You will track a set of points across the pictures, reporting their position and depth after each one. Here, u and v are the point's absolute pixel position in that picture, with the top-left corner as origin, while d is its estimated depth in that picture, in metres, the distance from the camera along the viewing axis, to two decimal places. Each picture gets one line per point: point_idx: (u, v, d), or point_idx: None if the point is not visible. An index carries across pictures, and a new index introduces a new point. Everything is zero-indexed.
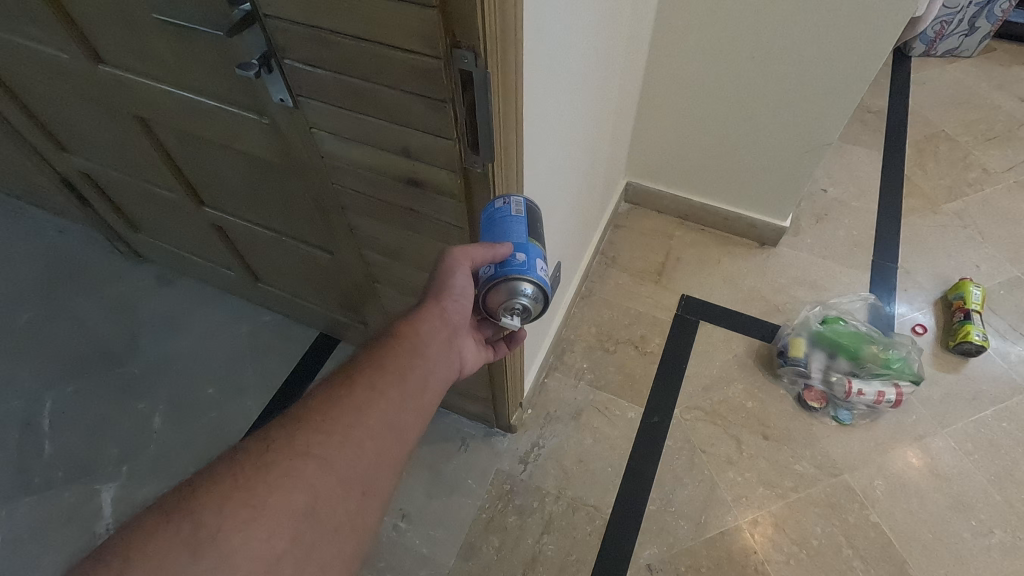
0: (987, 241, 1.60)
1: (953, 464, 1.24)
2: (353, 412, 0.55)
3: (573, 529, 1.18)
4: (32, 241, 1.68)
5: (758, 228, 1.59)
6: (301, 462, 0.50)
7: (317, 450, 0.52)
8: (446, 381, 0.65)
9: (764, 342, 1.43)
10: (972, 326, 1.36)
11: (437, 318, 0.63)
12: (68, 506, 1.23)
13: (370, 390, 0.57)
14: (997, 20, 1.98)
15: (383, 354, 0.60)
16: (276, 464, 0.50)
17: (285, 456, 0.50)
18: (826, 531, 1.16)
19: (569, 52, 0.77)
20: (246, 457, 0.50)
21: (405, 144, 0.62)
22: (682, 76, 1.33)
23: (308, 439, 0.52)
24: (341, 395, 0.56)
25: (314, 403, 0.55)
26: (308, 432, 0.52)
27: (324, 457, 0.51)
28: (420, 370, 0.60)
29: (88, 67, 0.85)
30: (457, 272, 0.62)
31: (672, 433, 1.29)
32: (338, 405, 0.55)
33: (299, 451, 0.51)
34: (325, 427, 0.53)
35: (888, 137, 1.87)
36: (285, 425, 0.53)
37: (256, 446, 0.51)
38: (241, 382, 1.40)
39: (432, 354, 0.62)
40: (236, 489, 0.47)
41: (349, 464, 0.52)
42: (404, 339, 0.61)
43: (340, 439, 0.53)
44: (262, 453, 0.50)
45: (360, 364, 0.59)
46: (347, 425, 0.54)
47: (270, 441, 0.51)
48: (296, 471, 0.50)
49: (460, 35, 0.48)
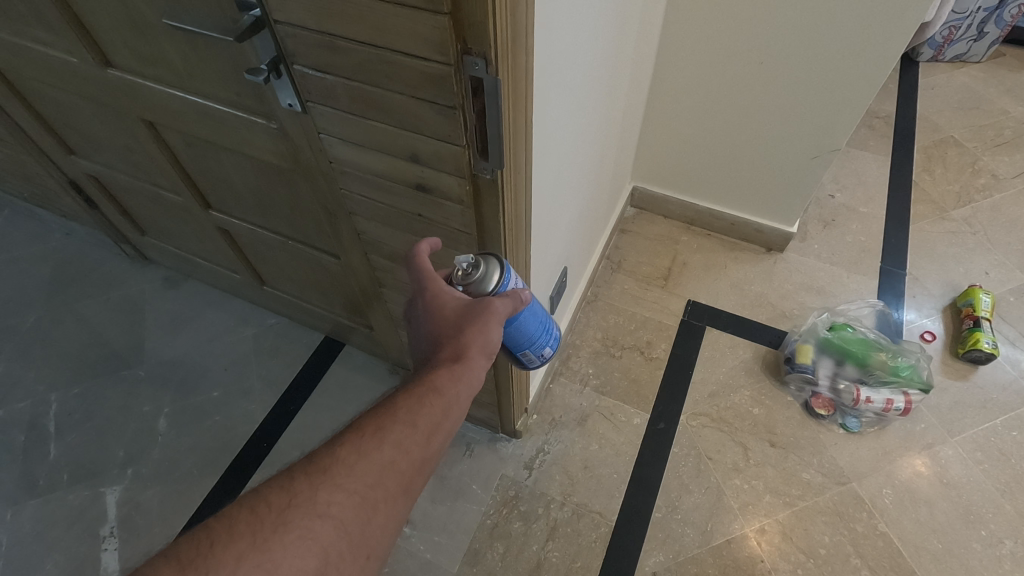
0: (996, 248, 1.59)
1: (963, 473, 1.22)
2: (379, 470, 0.52)
3: (578, 536, 1.17)
4: (39, 243, 1.69)
5: (766, 233, 1.58)
6: (319, 522, 0.47)
7: (336, 510, 0.49)
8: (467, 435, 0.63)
9: (771, 348, 1.42)
10: (981, 333, 1.35)
11: (475, 374, 0.60)
12: (73, 508, 1.23)
13: (397, 447, 0.54)
14: (1007, 26, 1.97)
15: (417, 409, 0.56)
16: (296, 523, 0.47)
17: (305, 515, 0.47)
18: (834, 540, 1.15)
19: (577, 55, 0.77)
20: (265, 511, 0.47)
21: (413, 149, 0.62)
22: (691, 79, 1.32)
23: (329, 497, 0.49)
24: (370, 449, 0.52)
25: (341, 454, 0.52)
26: (330, 488, 0.49)
27: (341, 520, 0.48)
28: (447, 431, 0.57)
29: (98, 72, 0.86)
30: (490, 331, 0.61)
31: (678, 439, 1.29)
32: (365, 460, 0.52)
33: (318, 510, 0.48)
34: (349, 484, 0.50)
35: (896, 143, 1.86)
36: (308, 474, 0.50)
37: (277, 497, 0.48)
38: (246, 385, 1.40)
39: (460, 413, 0.59)
40: (254, 549, 0.44)
41: (363, 525, 0.50)
42: (441, 395, 0.57)
43: (360, 499, 0.50)
44: (283, 508, 0.47)
45: (392, 415, 0.55)
46: (369, 483, 0.51)
47: (292, 494, 0.48)
48: (314, 532, 0.47)
49: (471, 42, 0.48)
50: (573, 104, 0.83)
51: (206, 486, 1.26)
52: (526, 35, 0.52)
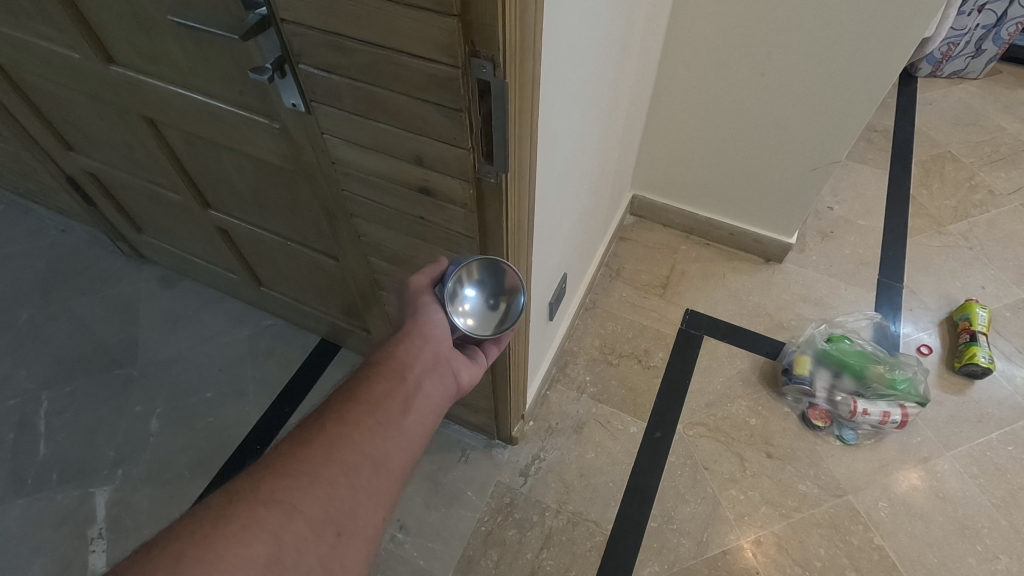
0: (993, 263, 1.59)
1: (958, 487, 1.22)
2: (323, 449, 0.54)
3: (573, 545, 1.16)
4: (33, 241, 1.67)
5: (764, 244, 1.58)
6: (264, 509, 0.49)
7: (283, 494, 0.51)
8: (439, 397, 0.65)
9: (769, 359, 1.42)
10: (978, 347, 1.36)
11: (414, 343, 0.64)
12: (61, 508, 1.22)
13: (342, 424, 0.57)
14: (1004, 43, 1.99)
15: (358, 387, 0.61)
16: (237, 515, 0.48)
17: (246, 506, 0.49)
18: (830, 552, 1.14)
19: (581, 61, 0.77)
20: (204, 512, 0.48)
21: (418, 152, 0.61)
22: (692, 88, 1.32)
23: (273, 485, 0.51)
24: (311, 434, 0.56)
25: (283, 446, 0.55)
26: (273, 478, 0.51)
27: (288, 502, 0.50)
28: (400, 396, 0.61)
29: (99, 68, 0.85)
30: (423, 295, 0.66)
31: (674, 449, 1.28)
32: (307, 446, 0.54)
33: (262, 498, 0.50)
34: (294, 469, 0.52)
35: (893, 156, 1.87)
36: (250, 472, 0.52)
37: (217, 498, 0.50)
38: (241, 385, 1.39)
39: (412, 380, 0.63)
40: (194, 547, 0.45)
41: (316, 504, 0.51)
42: (382, 367, 0.62)
43: (309, 479, 0.52)
44: (223, 505, 0.49)
45: (334, 400, 0.60)
46: (317, 463, 0.53)
47: (232, 492, 0.50)
48: (259, 520, 0.48)
49: (479, 44, 0.48)
50: (577, 107, 0.83)
51: (197, 488, 1.24)
52: (535, 38, 0.52)
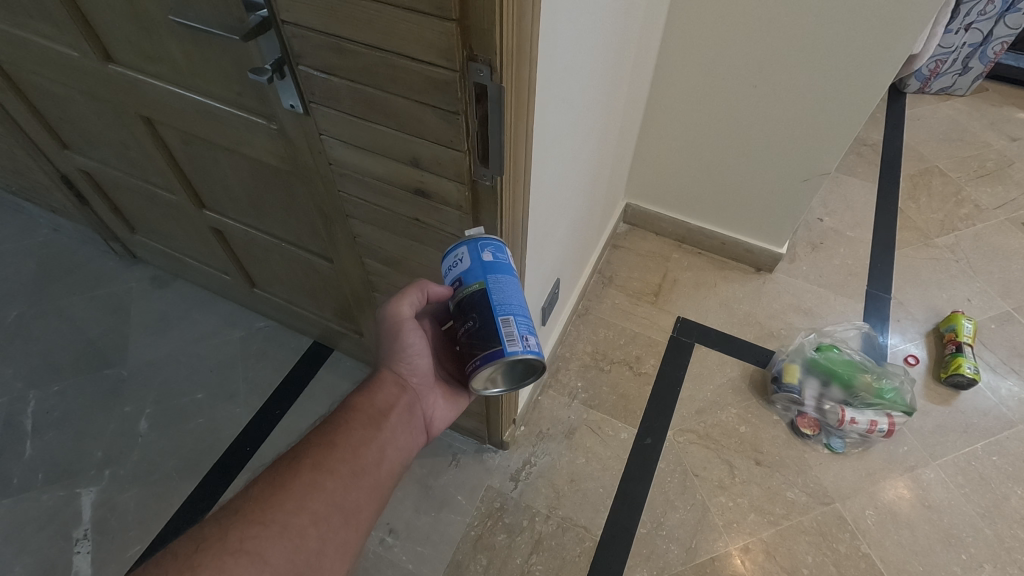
0: (978, 276, 1.62)
1: (944, 496, 1.23)
2: (295, 497, 0.57)
3: (562, 550, 1.16)
4: (24, 239, 1.66)
5: (755, 254, 1.60)
6: (231, 559, 0.50)
7: (251, 545, 0.52)
8: (409, 446, 0.69)
9: (759, 367, 1.43)
10: (963, 358, 1.38)
11: (387, 390, 0.70)
12: (46, 508, 1.20)
13: (316, 471, 0.59)
14: (990, 62, 2.04)
15: (335, 431, 0.64)
16: (205, 566, 0.49)
17: (214, 556, 0.50)
18: (817, 560, 1.15)
19: (577, 68, 0.78)
20: (171, 561, 0.49)
21: (414, 153, 0.62)
22: (686, 100, 1.34)
23: (242, 534, 0.52)
24: (284, 480, 0.57)
25: (255, 492, 0.57)
26: (243, 526, 0.53)
27: (256, 552, 0.52)
28: (373, 445, 0.64)
29: (97, 66, 0.86)
30: (408, 332, 0.69)
31: (665, 455, 1.29)
32: (279, 493, 0.56)
33: (230, 548, 0.51)
34: (263, 518, 0.54)
35: (882, 170, 1.90)
36: (220, 519, 0.54)
37: (184, 547, 0.51)
38: (232, 387, 1.39)
39: (388, 429, 0.67)
40: None
41: (283, 555, 0.53)
42: (357, 414, 0.67)
43: (278, 529, 0.54)
44: (190, 553, 0.50)
45: (309, 444, 0.62)
46: (287, 512, 0.55)
47: (200, 540, 0.51)
48: (225, 570, 0.50)
49: (477, 49, 0.49)
50: (572, 113, 0.84)
51: (185, 489, 1.23)
52: (532, 43, 0.53)
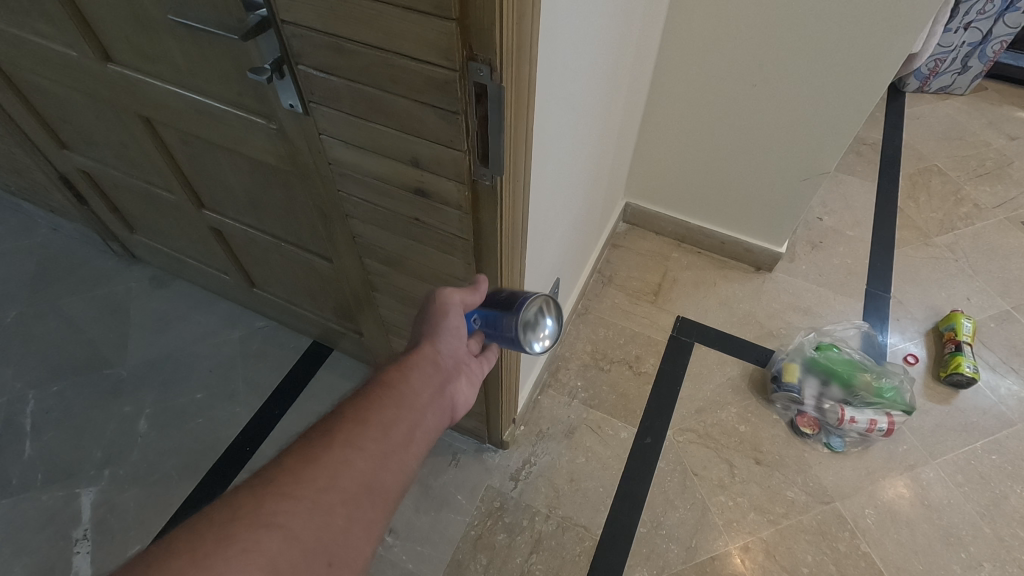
0: (978, 275, 1.62)
1: (943, 495, 1.24)
2: (329, 471, 0.53)
3: (562, 550, 1.16)
4: (23, 239, 1.66)
5: (755, 253, 1.60)
6: (264, 532, 0.47)
7: (285, 517, 0.48)
8: (436, 430, 0.66)
9: (758, 366, 1.43)
10: (963, 357, 1.38)
11: (421, 369, 0.66)
12: (46, 508, 1.20)
13: (350, 446, 0.56)
14: (989, 61, 2.04)
15: (370, 405, 0.60)
16: (237, 538, 0.46)
17: (249, 527, 0.47)
18: (817, 559, 1.15)
19: (577, 66, 0.78)
20: (204, 530, 0.45)
21: (414, 153, 0.62)
22: (685, 100, 1.34)
23: (275, 506, 0.49)
24: (317, 453, 0.54)
25: (286, 463, 0.53)
26: (276, 497, 0.50)
27: (289, 526, 0.48)
28: (404, 424, 0.60)
29: (95, 65, 0.86)
30: (447, 313, 0.69)
31: (664, 454, 1.29)
32: (313, 465, 0.53)
33: (262, 520, 0.47)
34: (298, 490, 0.51)
35: (882, 169, 1.90)
36: (253, 486, 0.50)
37: (216, 513, 0.47)
38: (232, 387, 1.39)
39: (420, 409, 0.64)
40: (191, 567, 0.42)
41: (313, 530, 0.49)
42: (391, 391, 0.62)
43: (312, 503, 0.51)
44: (221, 522, 0.46)
45: (342, 419, 0.58)
46: (322, 486, 0.52)
47: (233, 508, 0.48)
48: (258, 543, 0.46)
49: (477, 49, 0.49)
50: (571, 112, 0.84)
51: (185, 489, 1.23)
52: (531, 43, 0.53)
